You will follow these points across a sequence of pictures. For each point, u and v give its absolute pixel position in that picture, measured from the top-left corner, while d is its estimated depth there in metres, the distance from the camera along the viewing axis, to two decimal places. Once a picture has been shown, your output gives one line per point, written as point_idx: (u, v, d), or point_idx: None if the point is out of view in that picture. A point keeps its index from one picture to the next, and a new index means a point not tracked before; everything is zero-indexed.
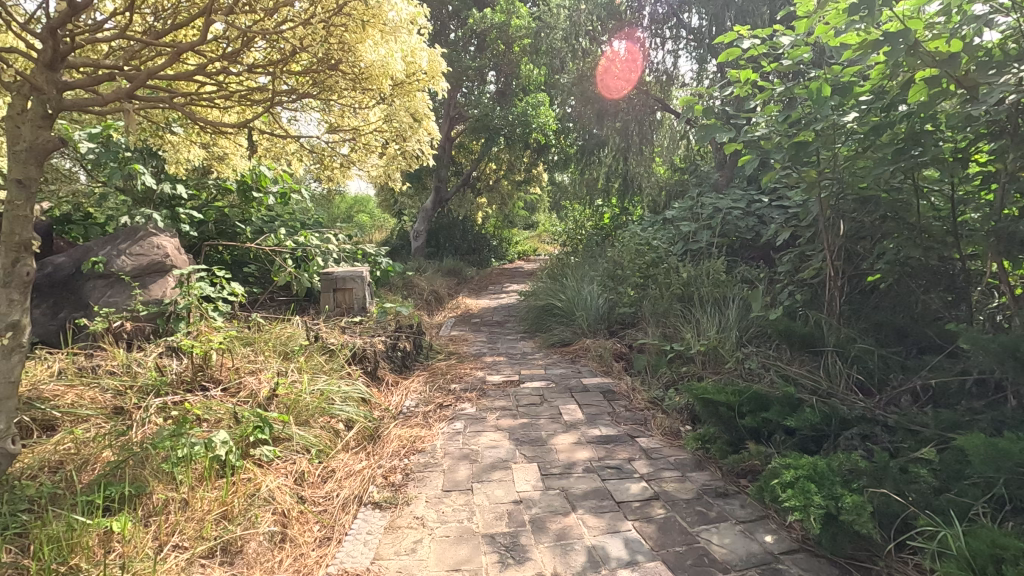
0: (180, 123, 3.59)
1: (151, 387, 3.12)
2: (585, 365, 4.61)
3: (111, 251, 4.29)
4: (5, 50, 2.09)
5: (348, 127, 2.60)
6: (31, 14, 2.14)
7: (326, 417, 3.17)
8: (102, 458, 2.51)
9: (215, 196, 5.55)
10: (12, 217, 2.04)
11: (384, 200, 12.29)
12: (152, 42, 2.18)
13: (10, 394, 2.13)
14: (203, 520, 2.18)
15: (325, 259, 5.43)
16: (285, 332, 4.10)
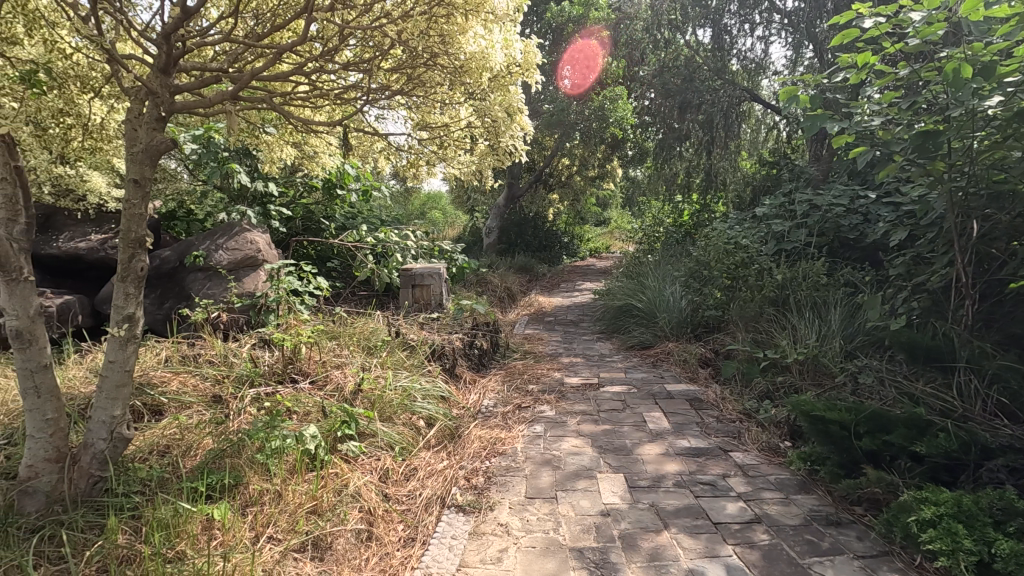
0: (274, 124, 3.70)
1: (246, 377, 3.26)
2: (668, 370, 4.39)
3: (210, 246, 4.55)
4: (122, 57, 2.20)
5: (437, 124, 2.57)
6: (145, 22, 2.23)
7: (408, 414, 3.18)
8: (205, 445, 2.63)
9: (302, 193, 5.77)
10: (129, 214, 2.16)
11: (457, 197, 12.44)
12: (254, 44, 2.23)
13: (126, 383, 2.25)
14: (295, 513, 2.23)
15: (405, 256, 5.51)
16: (367, 328, 4.18)
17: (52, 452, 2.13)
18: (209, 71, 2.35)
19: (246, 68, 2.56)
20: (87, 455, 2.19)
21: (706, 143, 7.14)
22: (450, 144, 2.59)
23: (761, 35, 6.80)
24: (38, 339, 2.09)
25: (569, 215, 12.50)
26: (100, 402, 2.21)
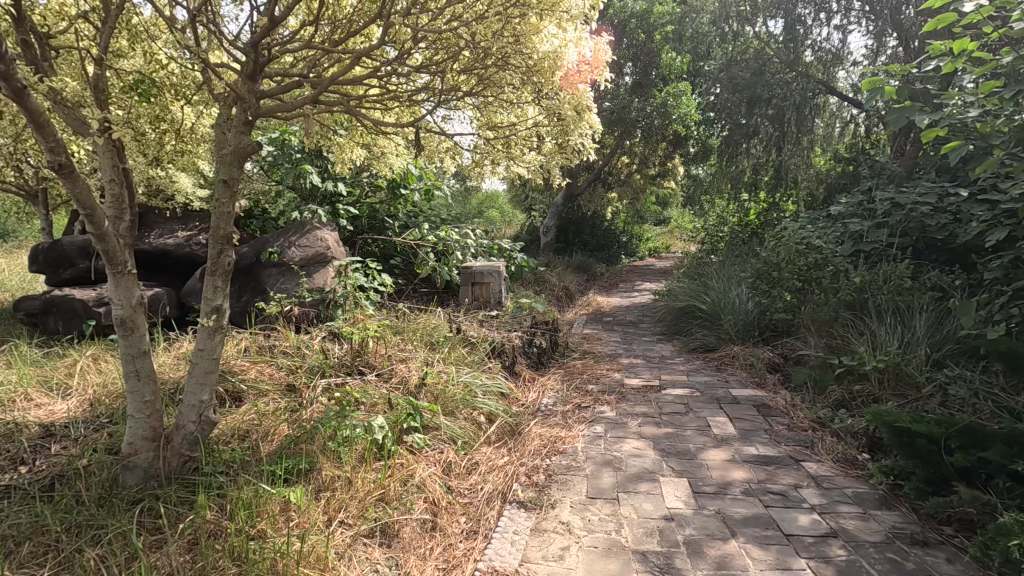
0: (345, 126, 3.84)
1: (318, 368, 3.41)
2: (734, 375, 4.25)
3: (284, 243, 4.79)
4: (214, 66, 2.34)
5: (504, 123, 2.59)
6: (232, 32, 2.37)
7: (469, 409, 3.24)
8: (281, 431, 2.78)
9: (368, 192, 5.98)
10: (219, 213, 2.31)
11: (515, 196, 12.49)
12: (332, 50, 2.33)
13: (214, 370, 2.41)
14: (364, 500, 2.32)
15: (466, 254, 5.60)
16: (430, 323, 4.29)
17: (149, 431, 2.31)
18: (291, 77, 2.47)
19: (323, 73, 2.68)
20: (179, 436, 2.37)
21: (776, 138, 6.85)
22: (517, 142, 2.59)
23: (839, 24, 6.43)
24: (139, 327, 2.28)
25: (628, 213, 12.29)
26: (191, 386, 2.38)
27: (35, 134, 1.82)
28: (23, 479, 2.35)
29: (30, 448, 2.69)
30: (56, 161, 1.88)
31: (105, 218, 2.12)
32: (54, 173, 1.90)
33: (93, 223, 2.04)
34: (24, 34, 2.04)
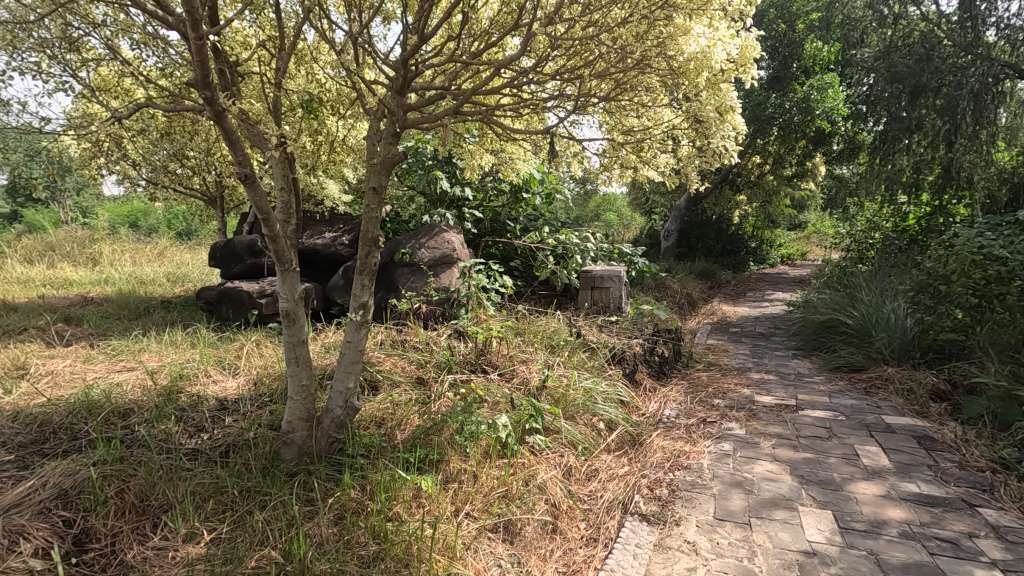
0: (477, 133, 4.00)
1: (445, 363, 3.59)
2: (887, 400, 3.78)
3: (415, 244, 5.11)
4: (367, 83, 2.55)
5: (638, 127, 2.55)
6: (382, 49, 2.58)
7: (589, 414, 3.22)
8: (412, 422, 2.96)
9: (492, 197, 6.18)
10: (369, 217, 2.52)
11: (635, 199, 12.17)
12: (473, 62, 2.46)
13: (358, 360, 2.64)
14: (489, 495, 2.40)
15: (586, 258, 5.55)
16: (550, 326, 4.33)
17: (304, 413, 2.59)
18: (434, 90, 2.62)
19: (463, 85, 2.83)
20: (329, 418, 2.62)
21: (946, 133, 5.95)
22: (651, 145, 2.54)
23: None
24: (300, 319, 2.56)
25: (758, 217, 11.45)
26: (340, 374, 2.63)
27: (229, 149, 2.11)
28: (206, 444, 2.74)
29: (210, 418, 3.14)
30: (243, 172, 2.16)
31: (277, 222, 2.41)
32: (241, 182, 2.19)
33: (268, 226, 2.32)
34: (221, 64, 2.39)
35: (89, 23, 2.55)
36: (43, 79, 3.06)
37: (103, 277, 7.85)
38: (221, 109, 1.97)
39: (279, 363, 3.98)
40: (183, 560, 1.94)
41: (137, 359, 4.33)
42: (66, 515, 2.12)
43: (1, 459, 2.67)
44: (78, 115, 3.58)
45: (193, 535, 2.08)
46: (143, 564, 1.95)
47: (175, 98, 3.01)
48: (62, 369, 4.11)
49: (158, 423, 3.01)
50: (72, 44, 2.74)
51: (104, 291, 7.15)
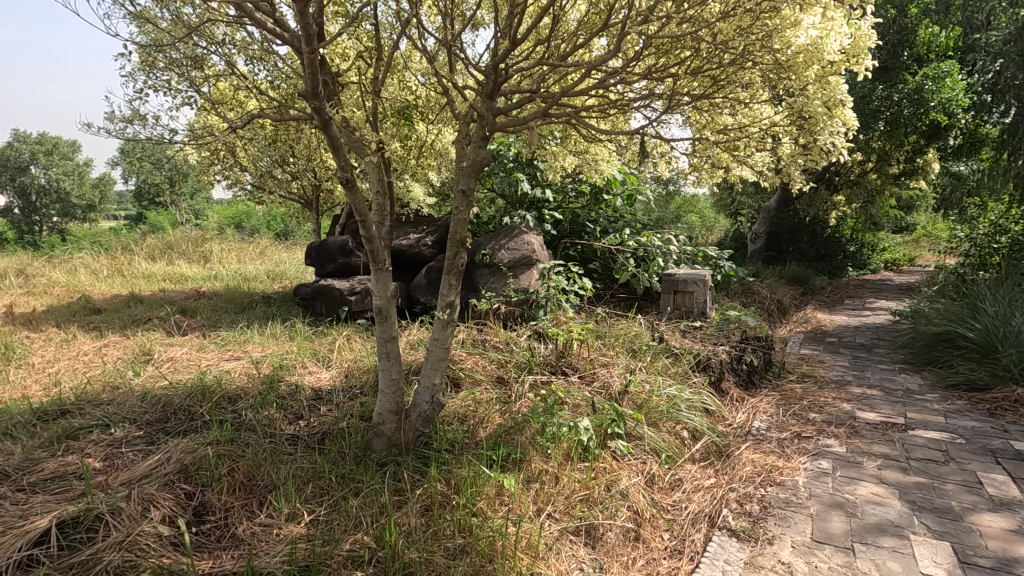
0: (562, 134, 4.01)
1: (525, 364, 3.63)
2: (1016, 424, 3.38)
3: (495, 245, 5.19)
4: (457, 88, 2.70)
5: (734, 125, 2.44)
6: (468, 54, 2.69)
7: (673, 422, 3.12)
8: (494, 420, 3.01)
9: (572, 198, 6.16)
10: (458, 219, 2.59)
11: (720, 199, 11.66)
12: (562, 65, 2.46)
13: (445, 358, 2.71)
14: (571, 498, 2.40)
15: (669, 260, 5.37)
16: (631, 330, 4.25)
17: (393, 406, 2.70)
18: (523, 93, 2.65)
19: (552, 86, 2.84)
20: (416, 413, 2.73)
21: None
22: (747, 143, 2.42)
23: None
24: (391, 316, 2.67)
25: (859, 219, 10.61)
26: (426, 370, 2.72)
27: (333, 155, 2.25)
28: (305, 431, 2.93)
29: (307, 406, 3.35)
30: (345, 177, 2.29)
31: (373, 224, 2.53)
32: (342, 187, 2.32)
33: (365, 228, 2.45)
34: (325, 75, 2.55)
35: (212, 42, 2.81)
36: (172, 95, 3.41)
37: (213, 273, 8.62)
38: (327, 117, 2.10)
39: (367, 358, 4.18)
40: (286, 537, 2.08)
41: (243, 349, 4.70)
42: (187, 488, 2.33)
43: (133, 434, 3.00)
44: (200, 127, 3.95)
45: (294, 515, 2.23)
46: (252, 538, 2.10)
47: (282, 108, 3.25)
48: (180, 356, 4.55)
49: (262, 409, 3.26)
50: (197, 63, 3.03)
51: (214, 286, 7.84)
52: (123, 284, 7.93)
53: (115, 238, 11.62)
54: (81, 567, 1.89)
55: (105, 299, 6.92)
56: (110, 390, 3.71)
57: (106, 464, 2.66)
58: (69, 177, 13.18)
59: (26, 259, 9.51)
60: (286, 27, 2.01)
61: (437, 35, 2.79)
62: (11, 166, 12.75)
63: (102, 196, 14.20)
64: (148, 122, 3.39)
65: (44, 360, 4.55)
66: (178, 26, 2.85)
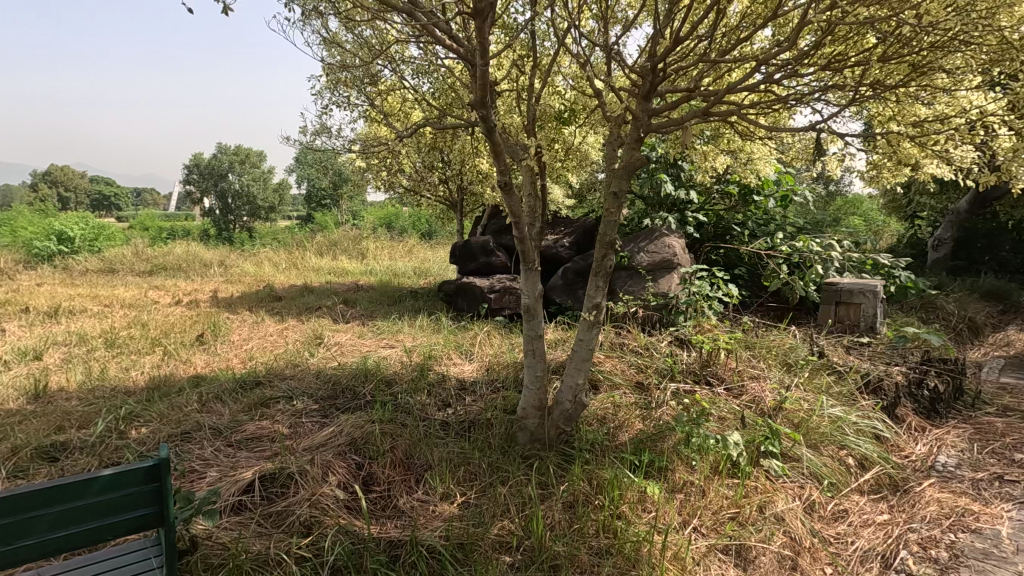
0: (715, 132, 3.83)
1: (667, 371, 3.52)
2: None
3: (634, 248, 5.06)
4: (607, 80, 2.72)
5: (934, 116, 2.17)
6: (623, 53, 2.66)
7: (836, 447, 2.83)
8: (634, 425, 2.97)
9: (718, 200, 5.83)
10: (608, 221, 2.60)
11: (891, 200, 10.28)
12: (724, 61, 2.35)
13: (589, 359, 2.74)
14: (719, 514, 2.29)
15: (831, 268, 4.85)
16: (785, 343, 3.93)
17: (537, 402, 2.78)
18: (680, 92, 2.57)
19: (711, 83, 2.72)
20: (559, 410, 2.78)
21: None
22: (950, 136, 2.12)
23: None
24: (537, 315, 2.75)
25: None
26: (570, 370, 2.76)
27: (494, 160, 2.37)
28: (454, 418, 3.13)
29: (454, 395, 3.58)
30: (503, 181, 2.41)
31: (525, 226, 2.62)
32: (500, 190, 2.44)
33: (518, 229, 2.55)
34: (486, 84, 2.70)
35: (387, 60, 3.12)
36: (350, 109, 3.85)
37: (369, 269, 9.54)
38: (492, 125, 2.23)
39: (507, 354, 4.35)
40: (441, 515, 2.24)
41: (396, 338, 5.15)
42: (357, 459, 2.61)
43: (311, 407, 3.44)
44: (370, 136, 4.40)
45: (447, 494, 2.39)
46: (412, 511, 2.29)
47: (442, 116, 3.51)
48: (345, 341, 5.11)
49: (416, 393, 3.55)
50: (372, 78, 3.38)
51: (369, 280, 8.66)
52: (297, 276, 9.08)
53: (291, 236, 13.33)
54: (277, 515, 2.20)
55: (284, 289, 7.99)
56: (291, 367, 4.29)
57: (292, 430, 3.09)
58: (257, 183, 15.41)
59: (225, 253, 11.29)
60: (462, 41, 2.16)
61: (592, 38, 2.82)
62: (214, 174, 15.17)
63: (281, 199, 16.38)
64: (330, 133, 3.87)
65: (241, 338, 5.38)
66: (360, 46, 3.21)
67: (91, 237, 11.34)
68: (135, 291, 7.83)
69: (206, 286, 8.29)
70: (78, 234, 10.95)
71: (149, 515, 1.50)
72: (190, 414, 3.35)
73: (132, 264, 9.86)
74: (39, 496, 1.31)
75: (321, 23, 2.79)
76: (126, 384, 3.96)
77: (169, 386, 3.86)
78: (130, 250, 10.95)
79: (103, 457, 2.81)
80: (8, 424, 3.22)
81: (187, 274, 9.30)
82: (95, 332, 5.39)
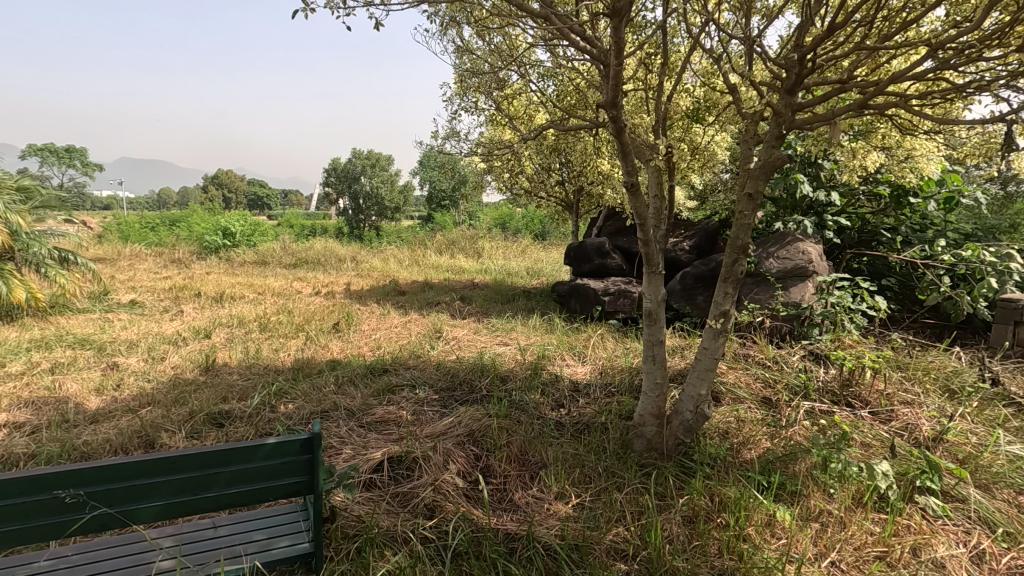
0: (867, 127, 3.45)
1: (800, 388, 3.24)
2: None
3: (762, 253, 4.69)
4: (745, 75, 2.57)
5: None
6: (764, 46, 2.50)
7: (1014, 492, 2.42)
8: (761, 443, 2.77)
9: (865, 203, 5.25)
10: (740, 224, 2.45)
11: None
12: (885, 47, 2.11)
13: (713, 368, 2.60)
14: (862, 551, 2.05)
15: (1009, 282, 4.15)
16: (946, 366, 3.44)
17: (656, 409, 2.69)
18: (830, 84, 2.35)
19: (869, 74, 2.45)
20: (679, 420, 2.67)
21: None
22: None
23: None
24: (659, 320, 2.66)
25: None
26: (692, 379, 2.64)
27: (621, 161, 2.33)
28: (568, 419, 3.13)
29: (568, 396, 3.58)
30: (630, 182, 2.36)
31: (650, 227, 2.55)
32: (626, 191, 2.39)
33: (643, 230, 2.48)
34: None
35: (515, 64, 3.20)
36: (477, 113, 4.00)
37: (485, 267, 9.85)
38: (622, 124, 2.19)
39: (622, 358, 4.27)
40: (556, 514, 2.25)
41: (510, 336, 5.26)
42: (476, 450, 2.71)
43: (432, 397, 3.63)
44: (493, 139, 4.55)
45: (562, 494, 2.40)
46: (527, 506, 2.32)
47: (565, 117, 3.53)
48: (462, 336, 5.33)
49: (530, 391, 3.60)
50: (500, 82, 3.49)
51: (485, 278, 8.96)
52: (419, 272, 9.64)
53: (414, 234, 14.16)
54: (403, 496, 2.35)
55: (407, 284, 8.52)
56: (414, 358, 4.56)
57: (415, 417, 3.28)
58: (385, 185, 16.55)
59: (357, 249, 12.28)
60: (595, 43, 2.15)
61: (730, 31, 2.67)
62: (349, 177, 16.55)
63: (406, 200, 17.47)
64: (457, 137, 4.06)
65: (370, 328, 5.83)
66: (490, 53, 3.33)
67: (248, 232, 12.91)
68: (283, 281, 8.79)
69: (340, 279, 9.08)
70: (239, 230, 12.53)
71: (302, 482, 1.67)
72: (328, 395, 3.69)
73: (280, 258, 11.07)
74: (221, 456, 1.52)
75: (458, 32, 2.93)
76: (276, 364, 4.46)
77: (310, 368, 4.29)
78: (279, 245, 12.32)
79: (259, 426, 3.18)
80: (186, 391, 3.77)
81: (325, 267, 10.26)
82: (251, 316, 6.14)
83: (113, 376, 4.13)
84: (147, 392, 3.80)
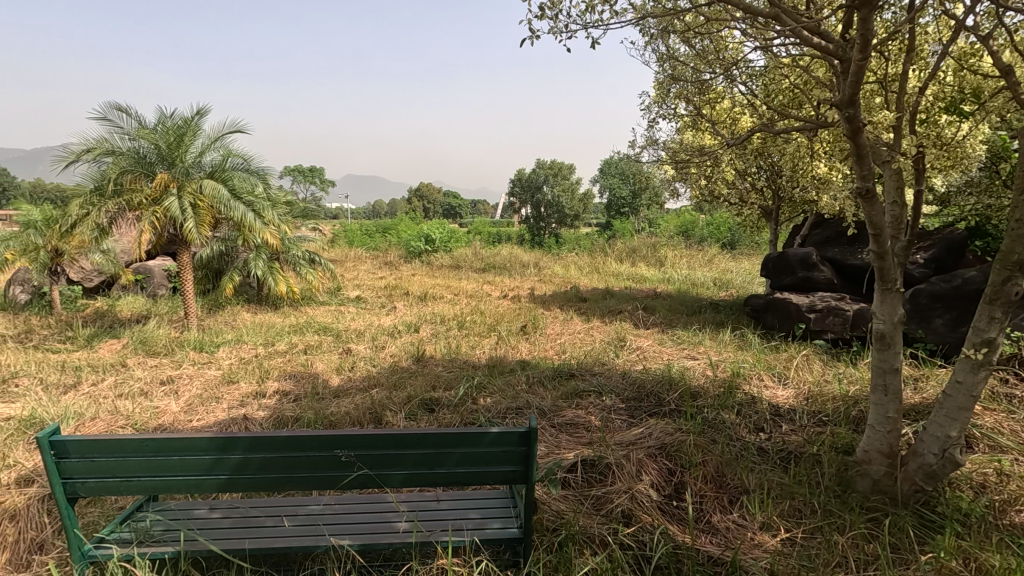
0: None
1: None
2: None
3: None
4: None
5: None
6: None
7: None
8: None
9: None
10: (1017, 235, 2.00)
11: None
12: None
13: (968, 408, 2.18)
14: None
15: None
16: None
17: (886, 448, 2.35)
18: None
19: None
20: (918, 464, 2.28)
21: None
22: None
23: None
24: (895, 344, 2.30)
25: None
26: (939, 417, 2.24)
27: (854, 165, 2.08)
28: (771, 444, 2.89)
29: (769, 420, 3.29)
30: (864, 187, 2.09)
31: (888, 238, 2.23)
32: (859, 198, 2.12)
33: (877, 242, 2.18)
34: None
35: (723, 65, 3.06)
36: (676, 121, 3.92)
37: (668, 277, 9.52)
38: (860, 125, 1.96)
39: (834, 385, 3.79)
40: (762, 546, 2.09)
41: (699, 350, 5.02)
42: (669, 464, 2.64)
43: (619, 405, 3.64)
44: (689, 146, 4.40)
45: (768, 525, 2.23)
46: (727, 532, 2.21)
47: (777, 118, 3.27)
48: (647, 346, 5.23)
49: (725, 410, 3.39)
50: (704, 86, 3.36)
51: (669, 288, 8.65)
52: (600, 279, 9.70)
53: (594, 242, 14.27)
54: (598, 499, 2.40)
55: (589, 291, 8.64)
56: (599, 365, 4.61)
57: (603, 423, 3.32)
58: (568, 193, 16.96)
59: (540, 255, 12.82)
60: (830, 37, 1.96)
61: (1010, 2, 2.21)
62: (533, 186, 17.34)
63: (586, 208, 17.68)
64: (653, 144, 4.01)
65: (554, 332, 6.04)
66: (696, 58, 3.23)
67: (446, 238, 14.31)
68: (474, 284, 9.56)
69: (525, 284, 9.57)
70: (438, 236, 13.97)
71: (517, 472, 1.81)
72: (520, 393, 3.93)
73: (472, 262, 12.07)
74: (452, 438, 1.72)
75: (665, 40, 2.90)
76: (473, 360, 4.88)
77: (503, 366, 4.60)
78: (471, 250, 13.44)
79: (463, 415, 3.52)
80: (403, 378, 4.33)
81: (511, 272, 10.92)
82: (450, 315, 6.80)
83: (348, 360, 4.93)
84: (373, 376, 4.46)
